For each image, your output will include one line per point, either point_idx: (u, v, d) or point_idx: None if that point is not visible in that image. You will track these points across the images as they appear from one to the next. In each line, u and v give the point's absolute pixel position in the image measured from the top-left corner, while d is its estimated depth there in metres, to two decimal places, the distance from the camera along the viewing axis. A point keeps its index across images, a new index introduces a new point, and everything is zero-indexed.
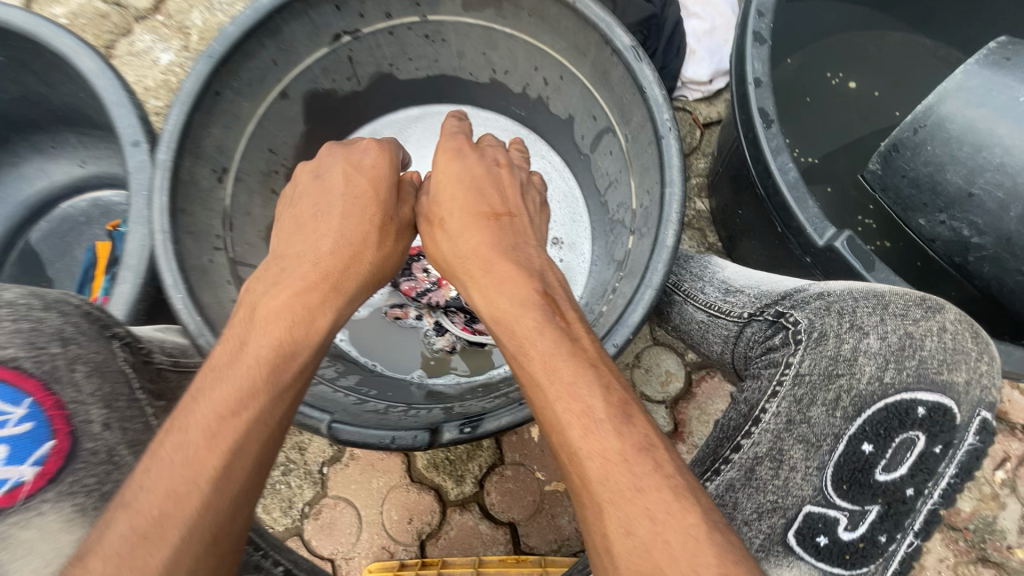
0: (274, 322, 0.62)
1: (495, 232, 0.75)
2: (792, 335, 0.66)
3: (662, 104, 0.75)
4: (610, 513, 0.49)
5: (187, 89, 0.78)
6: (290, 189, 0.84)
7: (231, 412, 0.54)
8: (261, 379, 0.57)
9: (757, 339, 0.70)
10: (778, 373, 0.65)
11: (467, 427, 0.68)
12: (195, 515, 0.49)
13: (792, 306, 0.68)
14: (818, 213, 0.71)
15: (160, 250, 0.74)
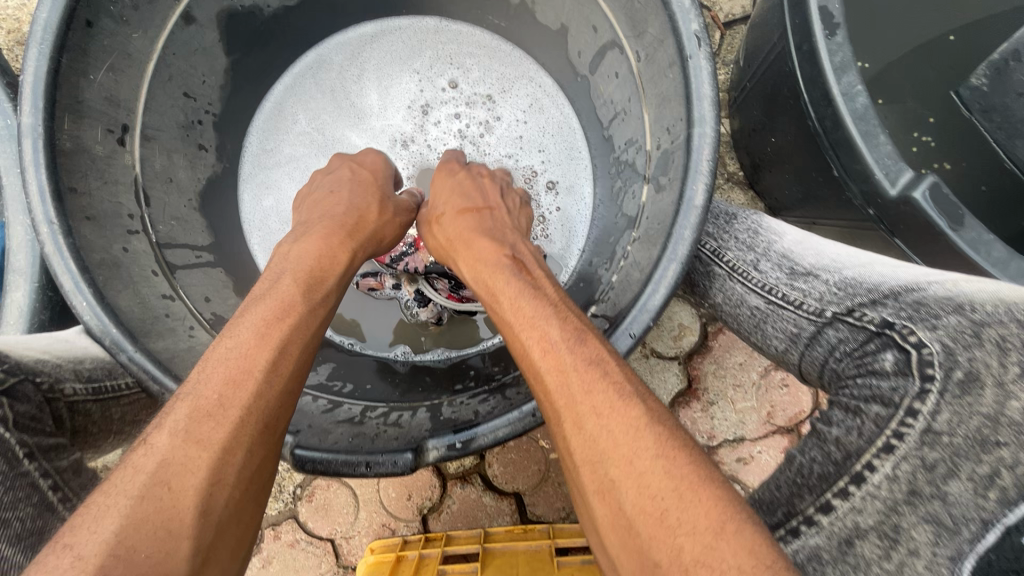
0: (299, 255, 0.56)
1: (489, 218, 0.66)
2: (910, 359, 0.41)
3: (690, 9, 0.55)
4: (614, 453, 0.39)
5: (43, 18, 0.56)
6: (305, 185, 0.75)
7: (275, 335, 0.47)
8: (299, 308, 0.51)
9: (843, 349, 0.47)
10: (893, 424, 0.39)
11: (458, 442, 0.57)
12: (236, 429, 0.41)
13: (910, 314, 0.43)
14: (893, 151, 0.54)
15: (48, 248, 0.56)
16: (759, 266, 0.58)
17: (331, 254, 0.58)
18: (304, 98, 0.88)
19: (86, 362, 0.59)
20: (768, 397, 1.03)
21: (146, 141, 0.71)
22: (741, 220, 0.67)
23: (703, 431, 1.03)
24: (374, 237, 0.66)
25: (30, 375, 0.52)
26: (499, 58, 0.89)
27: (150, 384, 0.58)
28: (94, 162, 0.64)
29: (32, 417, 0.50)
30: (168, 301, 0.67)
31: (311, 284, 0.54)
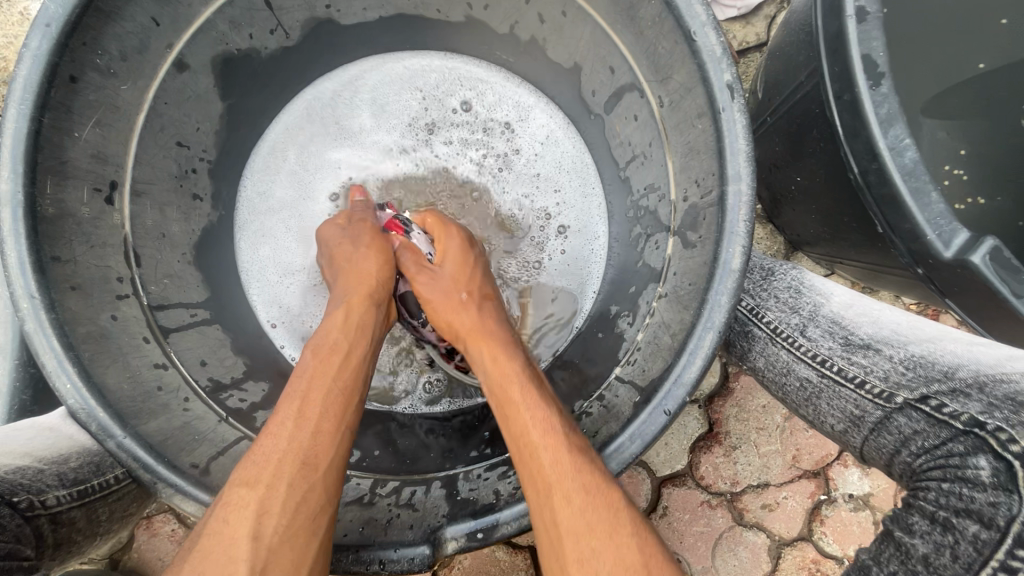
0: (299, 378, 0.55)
1: (481, 310, 0.66)
2: (1011, 471, 0.37)
3: (720, 58, 0.52)
4: (551, 494, 0.49)
5: (22, 78, 0.52)
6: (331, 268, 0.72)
7: (303, 391, 0.53)
8: (315, 365, 0.56)
9: (919, 442, 0.45)
10: (1001, 555, 0.35)
11: (479, 531, 0.52)
12: (276, 476, 0.47)
13: (1006, 412, 0.40)
14: (946, 210, 0.50)
15: (29, 325, 0.52)
16: (807, 332, 0.57)
17: (333, 341, 0.59)
18: (302, 142, 0.84)
19: (70, 461, 0.55)
20: (793, 440, 0.99)
21: (136, 196, 0.66)
22: (783, 277, 0.66)
23: (726, 477, 0.98)
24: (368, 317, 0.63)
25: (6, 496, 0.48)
26: (508, 95, 0.85)
27: (140, 472, 0.53)
28: (81, 225, 0.60)
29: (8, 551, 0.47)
30: (161, 371, 0.63)
31: (325, 351, 0.58)
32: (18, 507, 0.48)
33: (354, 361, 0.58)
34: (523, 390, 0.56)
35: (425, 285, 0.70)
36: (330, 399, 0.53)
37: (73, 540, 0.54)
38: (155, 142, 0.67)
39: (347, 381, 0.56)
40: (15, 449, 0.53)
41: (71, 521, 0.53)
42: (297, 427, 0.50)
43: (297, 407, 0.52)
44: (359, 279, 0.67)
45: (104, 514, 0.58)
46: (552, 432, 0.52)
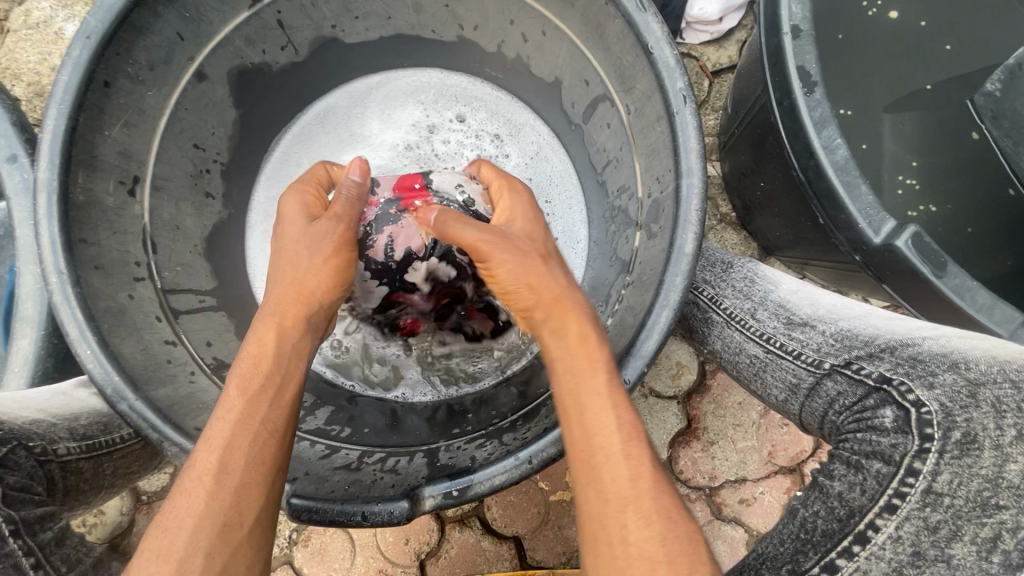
0: (230, 397, 0.51)
1: (559, 275, 0.56)
2: (908, 416, 0.45)
3: (673, 68, 0.59)
4: (624, 516, 0.44)
5: (64, 81, 0.60)
6: (284, 241, 0.61)
7: (228, 439, 0.48)
8: (245, 398, 0.51)
9: (842, 402, 0.52)
10: (895, 483, 0.43)
11: (455, 490, 0.57)
12: (198, 530, 0.44)
13: (908, 370, 0.48)
14: (875, 202, 0.57)
15: (57, 296, 0.59)
16: (756, 315, 0.62)
17: (265, 344, 0.55)
18: (309, 149, 0.91)
19: (81, 419, 0.63)
20: (768, 436, 1.03)
21: (156, 191, 0.73)
22: (739, 268, 0.72)
23: (705, 472, 1.02)
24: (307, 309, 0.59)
25: (24, 440, 0.56)
26: (499, 111, 0.93)
27: (150, 431, 0.58)
28: (106, 213, 0.67)
29: (23, 486, 0.53)
30: (170, 347, 0.69)
31: (254, 381, 0.52)
32: (34, 450, 0.56)
33: (283, 405, 0.52)
34: (607, 388, 0.50)
35: (491, 242, 0.57)
36: (257, 443, 0.49)
37: (81, 488, 0.61)
38: (175, 143, 0.75)
39: (276, 424, 0.51)
40: (35, 405, 0.62)
41: (80, 471, 0.60)
42: (217, 484, 0.46)
43: (220, 457, 0.47)
44: (302, 292, 0.59)
45: (110, 468, 0.65)
46: (631, 450, 0.47)
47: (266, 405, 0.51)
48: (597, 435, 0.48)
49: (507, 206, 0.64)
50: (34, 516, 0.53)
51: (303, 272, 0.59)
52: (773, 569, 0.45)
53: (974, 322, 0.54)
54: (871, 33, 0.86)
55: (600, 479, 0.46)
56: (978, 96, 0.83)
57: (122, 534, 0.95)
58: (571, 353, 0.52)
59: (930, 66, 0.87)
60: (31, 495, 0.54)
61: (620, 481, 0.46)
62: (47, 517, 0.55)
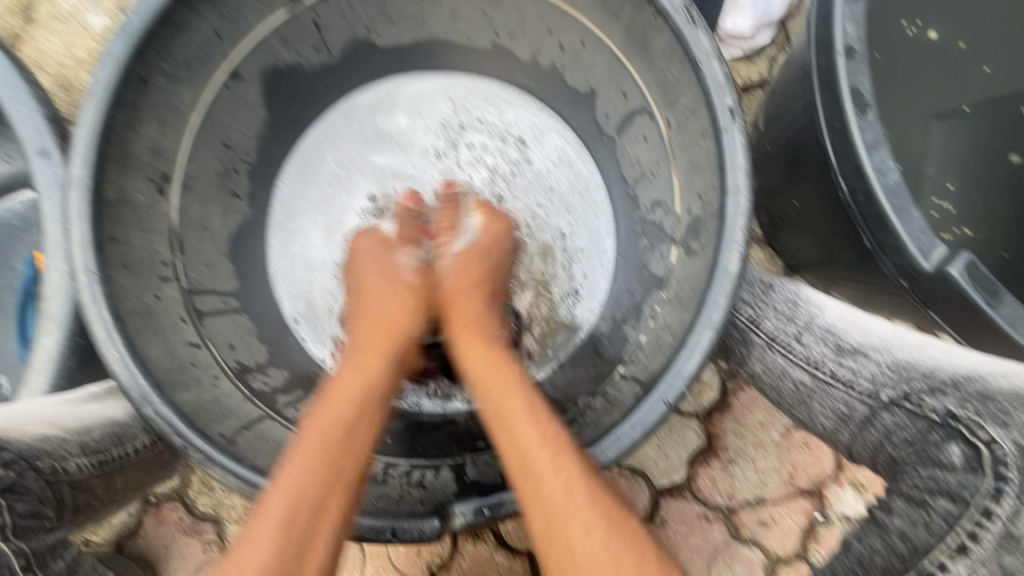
0: (328, 408, 0.56)
1: (482, 310, 0.68)
2: (980, 457, 0.44)
3: (723, 84, 0.58)
4: (564, 523, 0.50)
5: (100, 77, 0.59)
6: (376, 284, 0.71)
7: (296, 483, 0.50)
8: (323, 440, 0.53)
9: (901, 435, 0.50)
10: (968, 523, 0.41)
11: (486, 508, 0.56)
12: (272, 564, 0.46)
13: (978, 408, 0.47)
14: (926, 227, 0.55)
15: (85, 296, 0.58)
16: (802, 339, 0.59)
17: (350, 380, 0.59)
18: (335, 147, 0.88)
19: (93, 433, 0.59)
20: (788, 457, 1.01)
21: (184, 190, 0.72)
22: (779, 289, 0.69)
23: (723, 491, 1.00)
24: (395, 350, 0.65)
25: (31, 461, 0.51)
26: (529, 117, 0.90)
27: (173, 437, 0.57)
28: (135, 211, 0.66)
29: (33, 512, 0.49)
30: (195, 350, 0.68)
31: (331, 423, 0.54)
32: (45, 471, 0.52)
33: (355, 447, 0.54)
34: (520, 398, 0.58)
35: (444, 270, 0.72)
36: (326, 486, 0.51)
37: (91, 504, 0.59)
38: (205, 142, 0.73)
39: (348, 464, 0.53)
40: (45, 418, 0.58)
41: (90, 487, 0.58)
42: (288, 528, 0.48)
43: (290, 500, 0.49)
44: (385, 326, 0.67)
45: (120, 482, 0.62)
46: (552, 450, 0.54)
47: (354, 413, 0.56)
48: (522, 445, 0.54)
49: (478, 230, 0.74)
50: (45, 545, 0.49)
51: (386, 306, 0.69)
52: None
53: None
54: (910, 54, 0.85)
55: (538, 483, 0.52)
56: None
57: (129, 535, 0.93)
58: (485, 377, 0.61)
59: (967, 88, 0.86)
60: (42, 520, 0.50)
61: (555, 477, 0.52)
62: (59, 543, 0.51)
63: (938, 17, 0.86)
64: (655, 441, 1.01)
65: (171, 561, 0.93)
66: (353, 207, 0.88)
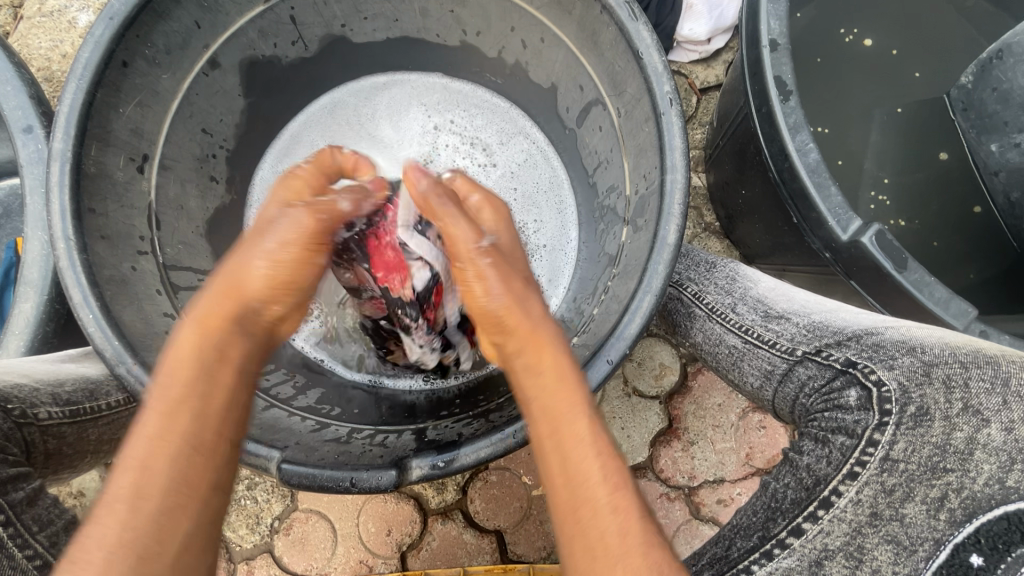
0: (167, 387, 0.47)
1: (531, 297, 0.56)
2: (870, 396, 0.51)
3: (662, 74, 0.64)
4: (612, 572, 0.43)
5: (84, 58, 0.63)
6: (256, 232, 0.55)
7: (145, 458, 0.44)
8: (176, 422, 0.45)
9: (812, 385, 0.57)
10: (856, 453, 0.49)
11: (440, 462, 0.60)
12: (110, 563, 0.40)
13: (870, 355, 0.54)
14: (843, 202, 0.61)
15: (63, 262, 0.61)
16: (737, 309, 0.68)
17: (197, 342, 0.49)
18: (320, 139, 0.94)
19: (65, 385, 0.64)
20: (746, 438, 1.05)
21: (163, 170, 0.76)
22: (722, 267, 0.77)
23: (684, 471, 1.04)
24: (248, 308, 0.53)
25: (2, 402, 0.57)
26: (500, 118, 0.96)
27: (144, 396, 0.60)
28: (114, 187, 0.69)
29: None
30: (169, 320, 0.71)
31: (177, 389, 0.47)
32: (11, 412, 0.57)
33: (213, 407, 0.47)
34: (581, 413, 0.50)
35: (460, 227, 0.59)
36: (178, 466, 0.44)
37: (64, 450, 0.63)
38: (183, 127, 0.78)
39: (206, 438, 0.46)
40: (21, 370, 0.63)
41: (62, 435, 0.63)
42: (132, 510, 0.42)
43: (135, 479, 0.43)
44: (236, 282, 0.53)
45: (94, 432, 0.67)
46: (614, 488, 0.46)
47: (201, 380, 0.48)
48: (575, 471, 0.47)
49: (491, 227, 0.63)
50: (8, 474, 0.54)
51: (246, 262, 0.54)
52: (747, 536, 0.51)
53: (934, 314, 0.59)
54: (846, 58, 0.93)
55: (585, 516, 0.46)
56: (955, 89, 0.87)
57: None
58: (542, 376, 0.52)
59: (904, 88, 0.93)
60: (7, 453, 0.55)
61: (611, 524, 0.45)
62: (21, 476, 0.55)
63: (872, 26, 0.94)
64: (619, 423, 1.05)
65: None
66: None
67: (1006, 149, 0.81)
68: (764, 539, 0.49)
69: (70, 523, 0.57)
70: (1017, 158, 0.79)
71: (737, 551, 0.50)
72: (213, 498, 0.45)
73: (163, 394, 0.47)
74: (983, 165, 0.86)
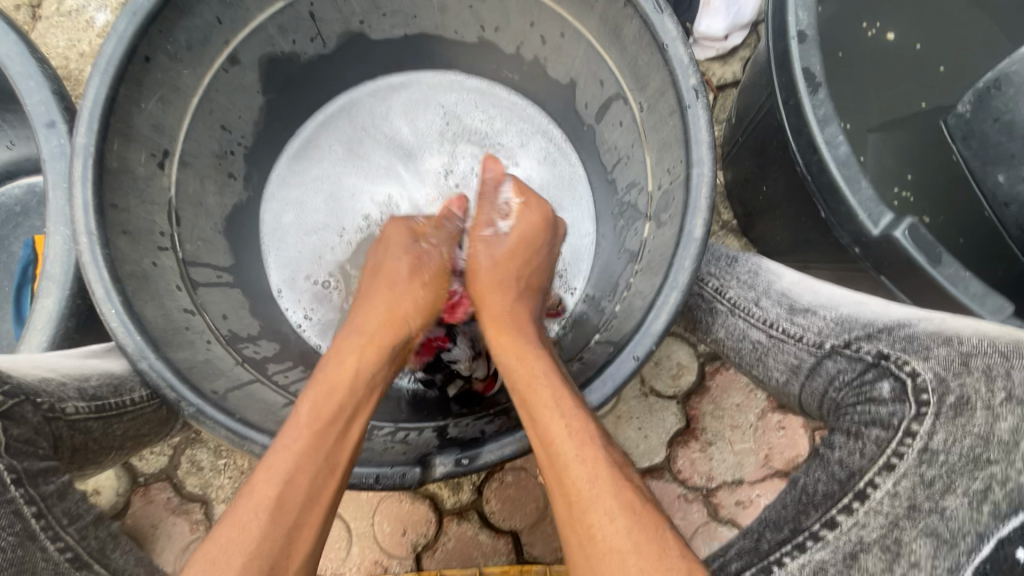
0: (297, 419, 0.55)
1: (515, 300, 0.69)
2: (905, 388, 0.50)
3: (688, 66, 0.63)
4: (586, 506, 0.51)
5: (108, 53, 0.63)
6: (393, 264, 0.72)
7: (290, 474, 0.52)
8: (314, 437, 0.54)
9: (842, 379, 0.56)
10: (893, 444, 0.48)
11: (463, 459, 0.59)
12: (255, 554, 0.48)
13: (904, 346, 0.53)
14: (874, 196, 0.61)
15: (86, 256, 0.61)
16: (760, 303, 0.66)
17: (339, 376, 0.59)
18: (335, 136, 0.93)
19: (92, 379, 0.64)
20: (765, 439, 1.04)
21: (183, 166, 0.76)
22: (742, 262, 0.76)
23: (702, 472, 1.02)
24: (399, 333, 0.67)
25: (31, 396, 0.56)
26: (514, 113, 0.95)
27: (167, 391, 0.60)
28: (135, 182, 0.69)
29: (27, 438, 0.54)
30: (189, 315, 0.71)
31: (325, 412, 0.56)
32: (41, 406, 0.57)
33: (347, 442, 0.56)
34: (550, 390, 0.56)
35: (482, 256, 0.72)
36: (315, 482, 0.53)
37: (89, 447, 0.63)
38: (203, 123, 0.78)
39: (338, 459, 0.55)
40: (45, 366, 0.62)
41: (88, 430, 0.62)
42: (274, 521, 0.49)
43: (277, 492, 0.51)
44: (392, 317, 0.67)
45: (120, 428, 0.66)
46: (578, 433, 0.54)
47: (342, 399, 0.58)
48: (549, 436, 0.54)
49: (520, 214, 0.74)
50: (37, 468, 0.54)
51: (399, 299, 0.69)
52: (777, 529, 0.50)
53: (970, 310, 0.57)
54: (868, 53, 0.92)
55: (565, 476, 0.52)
56: (951, 117, 0.85)
57: (117, 515, 0.94)
58: (509, 341, 0.63)
59: (927, 83, 0.91)
60: (35, 448, 0.55)
61: (584, 466, 0.52)
62: (50, 470, 0.55)
63: (894, 21, 0.93)
64: (636, 423, 1.04)
65: (157, 541, 0.93)
66: (372, 187, 0.93)
67: (1015, 181, 0.78)
68: (796, 532, 0.48)
69: (100, 518, 0.57)
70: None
71: (767, 543, 0.49)
72: (338, 500, 0.55)
73: (296, 421, 0.55)
74: (990, 195, 0.82)
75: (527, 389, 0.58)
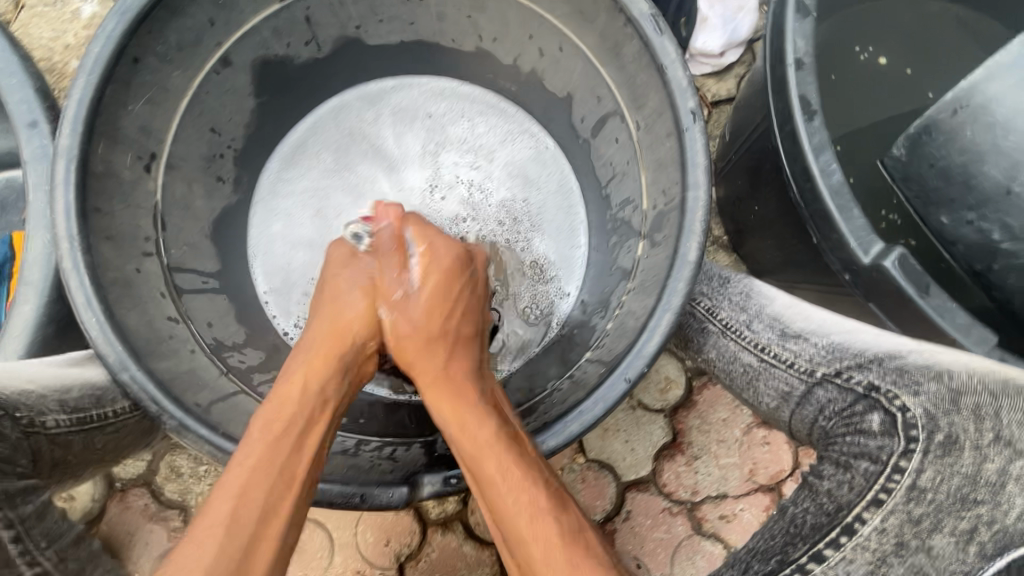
0: (249, 435, 0.54)
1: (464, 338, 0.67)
2: (895, 422, 0.52)
3: (686, 89, 0.63)
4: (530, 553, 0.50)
5: (95, 53, 0.62)
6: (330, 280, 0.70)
7: (242, 487, 0.50)
8: (271, 447, 0.53)
9: (832, 408, 0.57)
10: (883, 479, 0.50)
11: (457, 477, 0.60)
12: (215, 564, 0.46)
13: (895, 379, 0.54)
14: (865, 225, 0.61)
15: (67, 262, 0.59)
16: (751, 325, 0.66)
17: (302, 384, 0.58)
18: (324, 141, 0.91)
19: (73, 391, 0.62)
20: (749, 454, 1.05)
21: (171, 169, 0.75)
22: (733, 282, 0.76)
23: (687, 486, 1.03)
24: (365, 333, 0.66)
25: (8, 411, 0.55)
26: (506, 120, 0.94)
27: (148, 404, 0.58)
28: (121, 185, 0.68)
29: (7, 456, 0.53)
30: (173, 323, 0.69)
31: (277, 424, 0.55)
32: (19, 422, 0.56)
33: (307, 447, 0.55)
34: (494, 428, 0.57)
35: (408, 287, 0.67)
36: (273, 492, 0.51)
37: (68, 461, 0.62)
38: (193, 125, 0.76)
39: (294, 473, 0.53)
40: (23, 376, 0.60)
41: (66, 445, 0.61)
42: (229, 534, 0.48)
43: (230, 510, 0.49)
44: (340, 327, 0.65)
45: (100, 441, 0.65)
46: (523, 484, 0.53)
47: (295, 405, 0.56)
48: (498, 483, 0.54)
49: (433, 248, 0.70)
50: (16, 489, 0.53)
51: (343, 306, 0.67)
52: (765, 561, 0.50)
53: (957, 341, 0.59)
54: (860, 75, 0.93)
55: (507, 515, 0.53)
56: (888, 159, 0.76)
57: (91, 521, 0.91)
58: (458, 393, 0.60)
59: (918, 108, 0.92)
60: (15, 466, 0.54)
61: (528, 519, 0.52)
62: (27, 491, 0.55)
63: (887, 46, 0.94)
64: (623, 436, 1.04)
65: (134, 547, 0.91)
66: (356, 194, 0.91)
67: (959, 225, 0.72)
68: (785, 563, 0.48)
69: (75, 539, 0.58)
70: (972, 234, 0.71)
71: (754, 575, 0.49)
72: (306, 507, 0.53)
73: (257, 434, 0.54)
74: (936, 232, 0.77)
75: (474, 443, 0.57)
